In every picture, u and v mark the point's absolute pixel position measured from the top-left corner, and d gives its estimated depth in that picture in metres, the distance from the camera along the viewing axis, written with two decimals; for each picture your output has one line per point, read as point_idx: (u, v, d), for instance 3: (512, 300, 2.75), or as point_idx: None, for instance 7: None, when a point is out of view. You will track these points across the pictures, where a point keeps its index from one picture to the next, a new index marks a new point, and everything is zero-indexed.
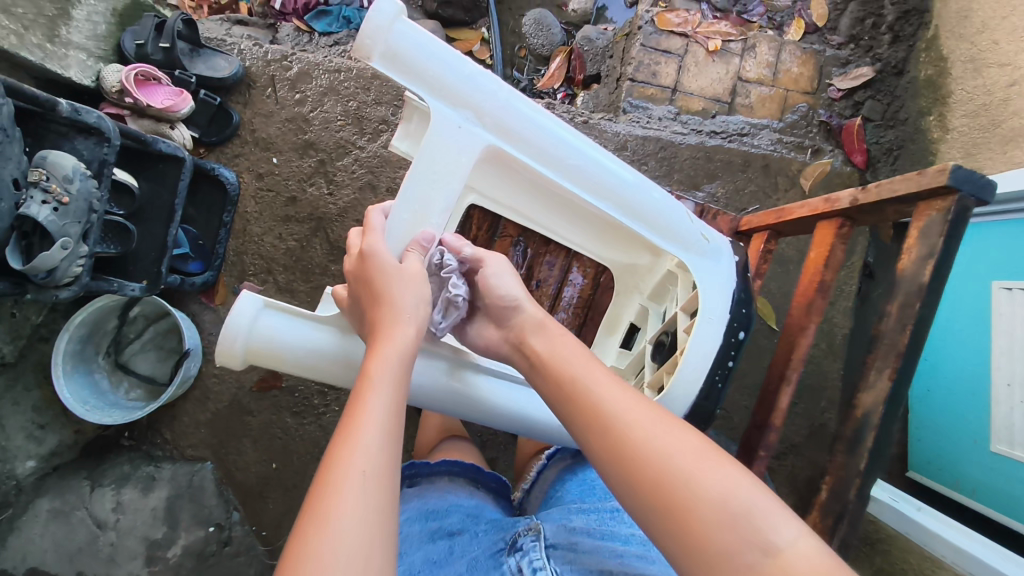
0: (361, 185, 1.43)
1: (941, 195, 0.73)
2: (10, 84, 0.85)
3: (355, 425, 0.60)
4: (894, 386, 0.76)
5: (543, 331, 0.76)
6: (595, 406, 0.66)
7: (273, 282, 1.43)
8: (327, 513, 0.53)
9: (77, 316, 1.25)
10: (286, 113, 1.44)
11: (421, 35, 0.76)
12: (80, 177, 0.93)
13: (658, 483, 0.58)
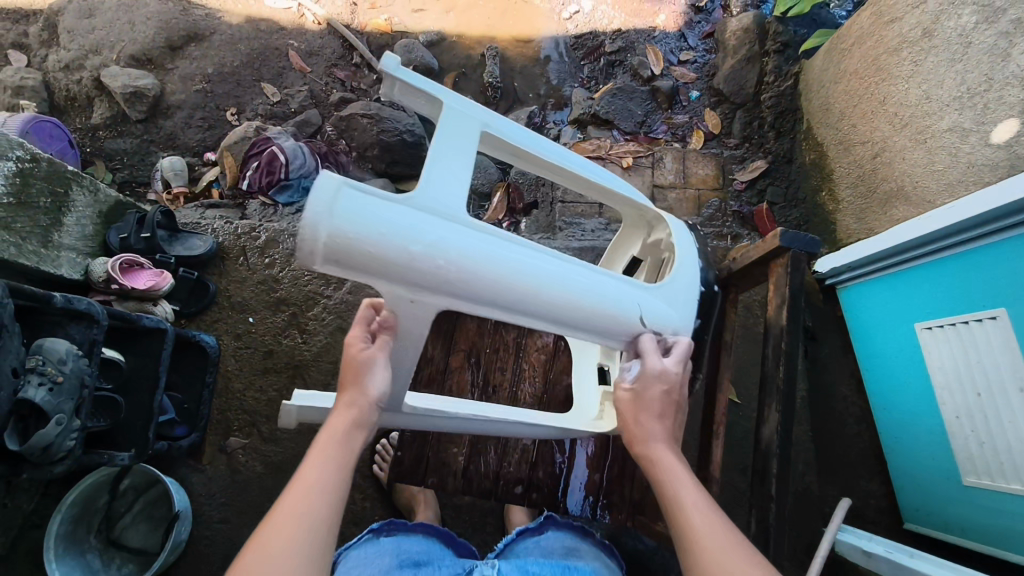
0: (332, 329, 1.57)
1: (780, 255, 0.89)
2: (12, 286, 0.98)
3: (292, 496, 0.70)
4: (783, 418, 0.86)
5: (654, 442, 0.84)
6: (685, 523, 0.73)
7: (257, 433, 1.50)
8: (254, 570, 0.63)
9: (68, 497, 1.30)
10: (257, 277, 1.60)
11: (364, 207, 0.70)
12: (72, 357, 1.03)
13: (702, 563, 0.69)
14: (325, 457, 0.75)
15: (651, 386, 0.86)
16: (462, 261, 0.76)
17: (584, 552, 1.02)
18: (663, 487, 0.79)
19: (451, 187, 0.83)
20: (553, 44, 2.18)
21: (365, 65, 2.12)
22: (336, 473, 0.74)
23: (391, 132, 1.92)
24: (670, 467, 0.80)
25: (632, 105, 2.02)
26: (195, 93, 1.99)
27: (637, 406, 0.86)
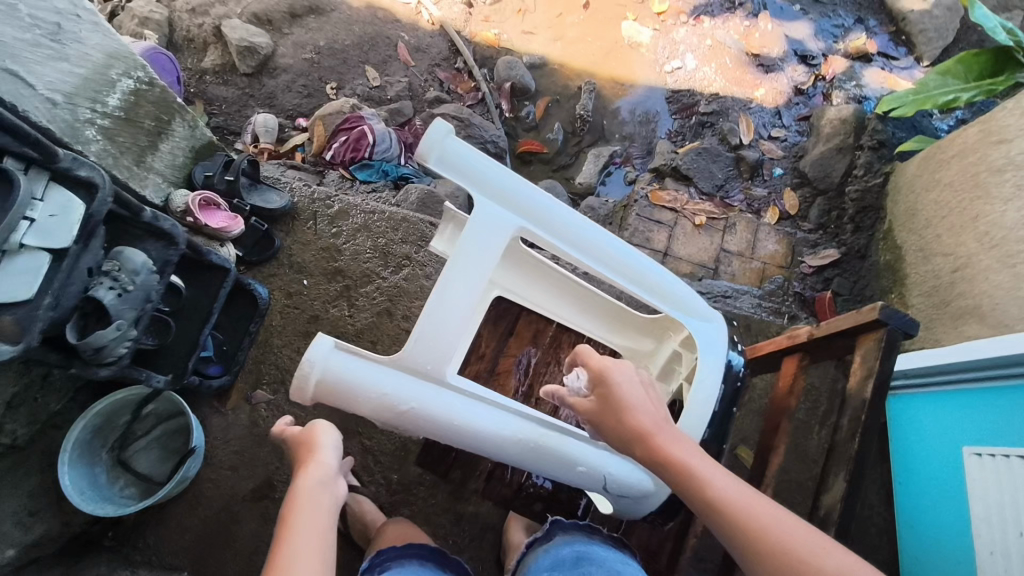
0: (380, 310, 1.58)
1: (873, 327, 0.88)
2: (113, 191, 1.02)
3: (290, 527, 0.80)
4: (849, 487, 0.88)
5: (664, 445, 0.82)
6: (745, 528, 0.73)
7: (283, 393, 1.52)
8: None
9: (95, 406, 1.33)
10: (322, 243, 1.62)
11: (346, 359, 0.83)
12: (146, 269, 1.06)
13: (749, 527, 0.73)
14: (313, 500, 0.85)
15: (628, 389, 0.86)
16: (432, 412, 0.87)
17: (594, 550, 1.02)
18: (701, 496, 0.77)
19: (446, 334, 0.87)
20: (650, 93, 2.21)
21: (466, 72, 2.18)
22: (323, 505, 0.85)
23: (476, 139, 1.99)
24: (696, 466, 0.79)
25: (714, 168, 2.03)
26: (302, 61, 2.06)
27: (634, 411, 0.84)
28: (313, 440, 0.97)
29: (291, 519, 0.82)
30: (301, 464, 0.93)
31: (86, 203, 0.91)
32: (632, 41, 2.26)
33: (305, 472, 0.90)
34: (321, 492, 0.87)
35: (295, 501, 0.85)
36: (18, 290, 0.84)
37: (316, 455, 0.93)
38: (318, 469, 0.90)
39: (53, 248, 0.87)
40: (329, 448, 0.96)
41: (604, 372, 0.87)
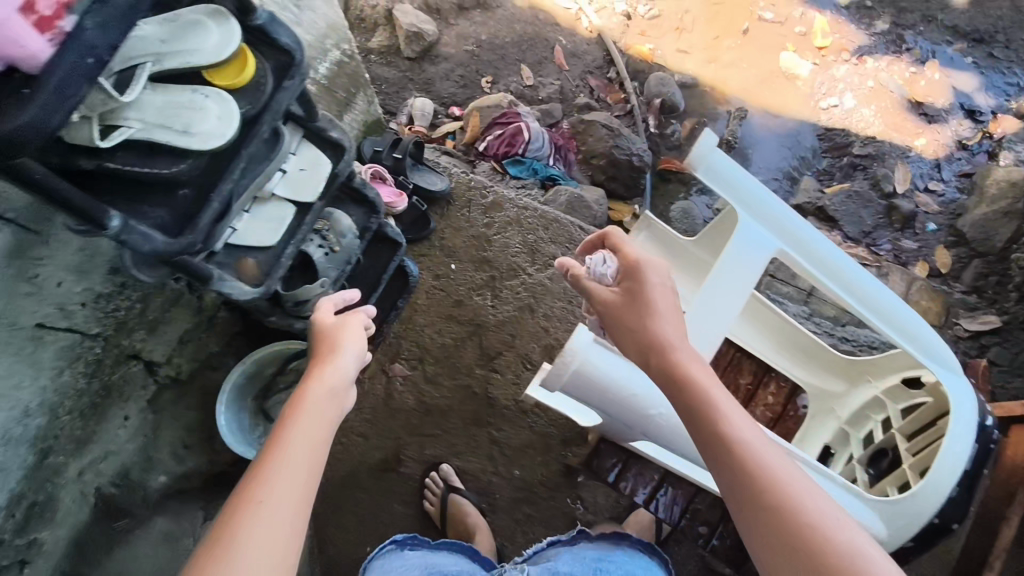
0: (522, 304, 1.60)
1: None
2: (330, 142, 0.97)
3: (281, 437, 0.74)
4: None
5: (679, 358, 0.82)
6: (747, 453, 0.73)
7: (421, 371, 1.54)
8: (260, 489, 0.68)
9: (256, 354, 1.38)
10: (473, 231, 1.65)
11: (604, 351, 1.02)
12: (353, 235, 1.09)
13: (751, 472, 0.72)
14: (314, 407, 0.79)
15: (659, 297, 0.87)
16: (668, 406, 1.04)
17: (622, 557, 1.07)
18: (706, 412, 0.77)
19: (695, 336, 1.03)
20: (801, 127, 2.14)
21: (617, 83, 2.18)
22: (321, 413, 0.79)
23: (623, 150, 1.97)
24: (708, 385, 0.80)
25: (864, 214, 1.96)
26: (464, 53, 2.11)
27: (660, 319, 0.85)
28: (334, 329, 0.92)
29: (286, 429, 0.75)
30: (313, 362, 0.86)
31: (332, 161, 0.93)
32: (789, 72, 2.20)
33: (310, 379, 0.83)
34: (321, 400, 0.80)
35: (298, 409, 0.78)
36: (263, 235, 0.89)
37: (334, 355, 0.87)
38: (329, 373, 0.84)
39: (299, 201, 0.91)
40: (348, 351, 0.88)
41: (642, 272, 0.88)
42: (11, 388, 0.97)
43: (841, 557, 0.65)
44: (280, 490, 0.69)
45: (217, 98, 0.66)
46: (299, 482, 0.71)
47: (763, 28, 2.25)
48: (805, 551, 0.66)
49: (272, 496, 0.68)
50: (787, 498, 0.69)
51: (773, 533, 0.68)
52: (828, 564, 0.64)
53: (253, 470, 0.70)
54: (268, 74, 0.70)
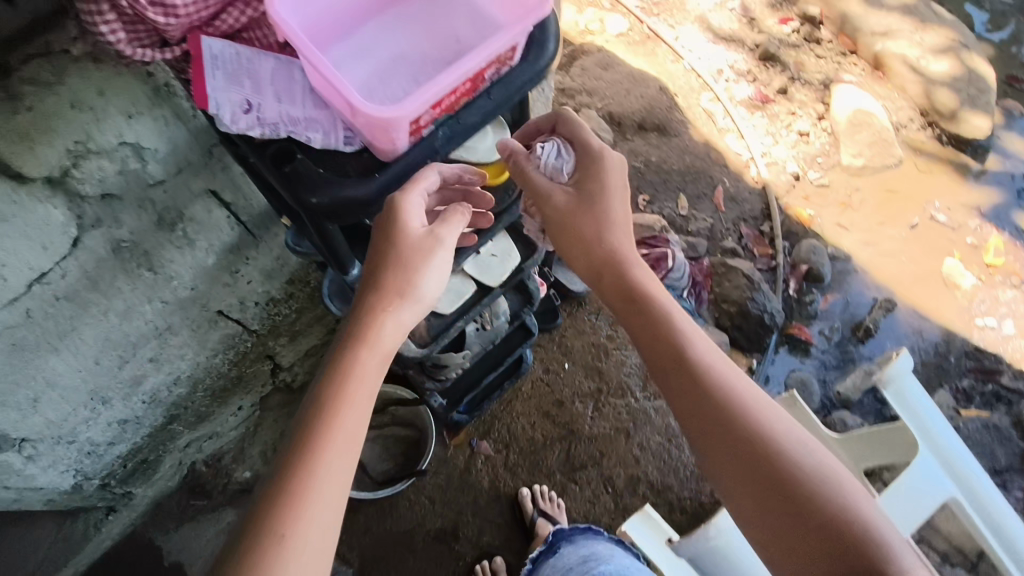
0: (619, 426, 1.57)
1: None
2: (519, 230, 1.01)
3: (315, 437, 0.63)
4: None
5: (640, 279, 0.81)
6: (706, 381, 0.75)
7: (504, 456, 1.54)
8: (281, 516, 0.59)
9: None
10: (593, 339, 1.63)
11: None
12: (504, 318, 1.14)
13: (716, 416, 0.73)
14: (365, 377, 0.68)
15: (613, 197, 0.81)
16: None
17: (603, 547, 1.09)
18: (669, 341, 0.78)
19: None
20: (951, 339, 1.96)
21: (768, 238, 2.03)
22: (362, 397, 0.67)
23: (757, 305, 1.89)
24: (664, 306, 0.80)
25: (999, 450, 1.83)
26: (630, 166, 2.06)
27: (614, 232, 0.81)
28: (410, 238, 0.70)
29: (321, 426, 0.64)
30: (367, 304, 0.70)
31: (521, 255, 0.99)
32: (951, 280, 2.02)
33: (358, 343, 0.68)
34: (364, 379, 0.67)
35: (340, 396, 0.66)
36: (440, 301, 0.96)
37: (394, 300, 0.70)
38: (382, 340, 0.70)
39: (483, 283, 0.97)
40: (411, 302, 0.71)
41: (599, 169, 0.81)
42: (177, 357, 1.06)
43: (793, 473, 0.69)
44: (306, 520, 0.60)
45: (472, 192, 0.76)
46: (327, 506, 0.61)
47: (933, 228, 2.08)
48: (763, 468, 0.70)
49: (296, 532, 0.59)
50: (745, 423, 0.72)
51: (731, 457, 0.71)
52: (779, 480, 0.69)
53: (279, 482, 0.61)
54: (517, 182, 0.79)
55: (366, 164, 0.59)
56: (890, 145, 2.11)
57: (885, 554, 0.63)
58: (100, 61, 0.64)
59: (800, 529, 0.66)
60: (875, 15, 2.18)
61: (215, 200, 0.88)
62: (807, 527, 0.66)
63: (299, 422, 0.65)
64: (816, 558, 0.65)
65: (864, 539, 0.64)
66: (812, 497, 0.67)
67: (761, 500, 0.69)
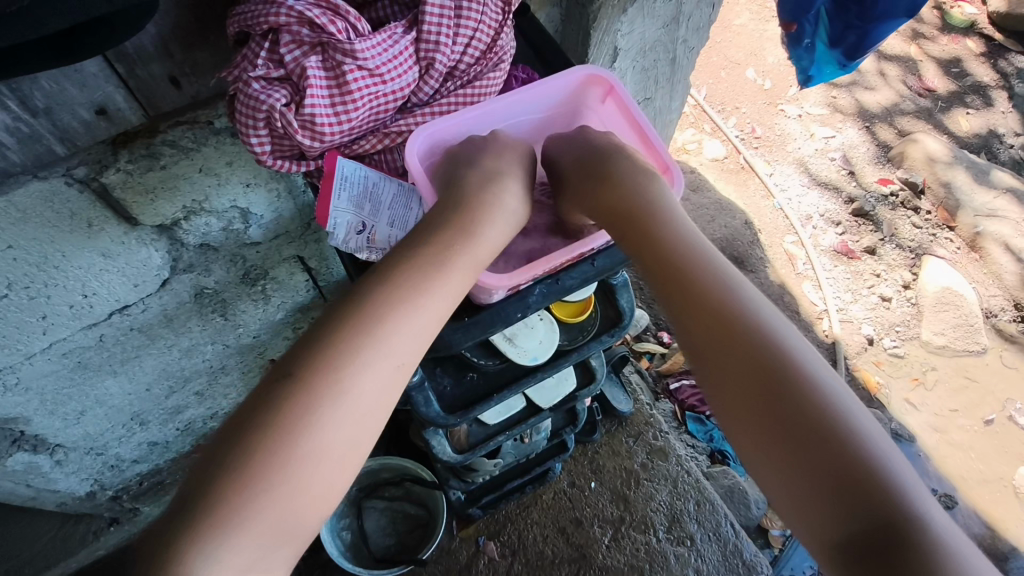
0: (635, 564, 1.42)
1: None
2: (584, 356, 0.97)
3: (284, 437, 0.46)
4: None
5: (648, 201, 0.61)
6: (734, 305, 0.55)
7: (508, 564, 1.43)
8: (208, 540, 0.43)
9: (386, 458, 1.39)
10: (626, 463, 1.54)
11: None
12: (543, 435, 1.11)
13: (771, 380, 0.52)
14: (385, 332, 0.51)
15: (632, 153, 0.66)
16: None
17: None
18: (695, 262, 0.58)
19: None
20: None
21: None
22: (360, 401, 0.50)
23: None
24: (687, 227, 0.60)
25: None
26: None
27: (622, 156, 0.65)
28: (470, 230, 0.57)
29: (292, 425, 0.47)
30: (394, 284, 0.53)
31: (578, 381, 0.95)
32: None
33: (373, 329, 0.51)
34: (372, 373, 0.50)
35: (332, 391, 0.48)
36: (486, 412, 0.93)
37: (431, 279, 0.54)
38: (403, 337, 0.52)
39: (536, 403, 0.93)
40: (452, 286, 0.54)
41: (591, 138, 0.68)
42: (221, 394, 1.08)
43: (834, 425, 0.49)
44: (242, 551, 0.43)
45: (547, 324, 0.75)
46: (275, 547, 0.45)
47: (1011, 431, 1.85)
48: (797, 416, 0.50)
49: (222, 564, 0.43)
50: (786, 360, 0.52)
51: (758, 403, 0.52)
52: (816, 431, 0.49)
53: (221, 486, 0.44)
54: (597, 322, 0.77)
55: (461, 305, 0.59)
56: (976, 332, 1.97)
57: (937, 546, 0.44)
58: (235, 137, 0.68)
59: (831, 503, 0.47)
60: (981, 196, 2.12)
61: (299, 266, 0.91)
62: (838, 499, 0.47)
63: (259, 405, 0.48)
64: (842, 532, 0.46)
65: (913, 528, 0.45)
66: (851, 457, 0.47)
67: (786, 458, 0.50)
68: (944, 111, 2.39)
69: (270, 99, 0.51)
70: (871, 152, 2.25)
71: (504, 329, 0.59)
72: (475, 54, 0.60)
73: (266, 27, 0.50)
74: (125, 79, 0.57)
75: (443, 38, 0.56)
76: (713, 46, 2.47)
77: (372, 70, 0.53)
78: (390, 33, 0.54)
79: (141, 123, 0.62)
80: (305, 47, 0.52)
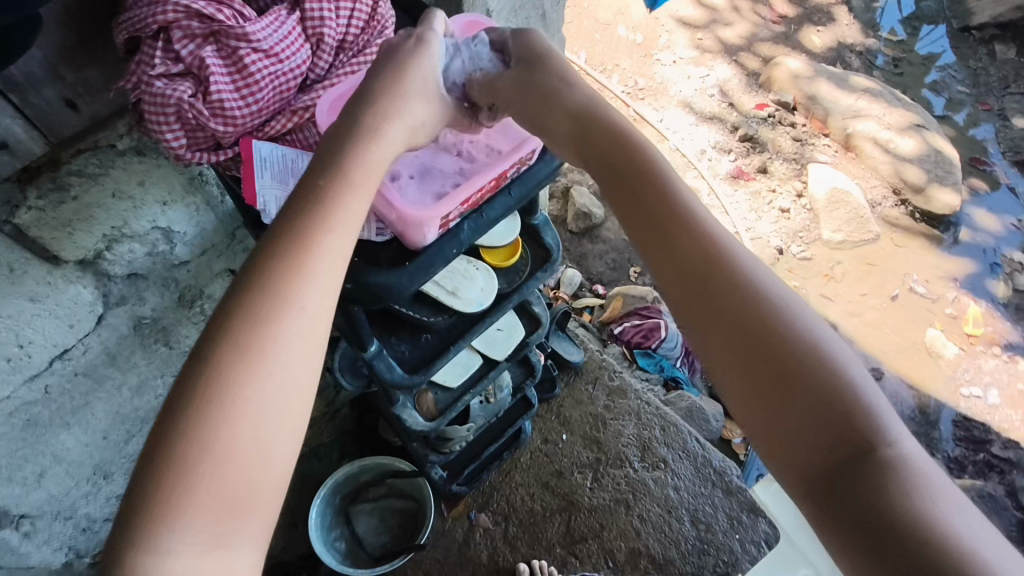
0: (619, 497, 1.50)
1: None
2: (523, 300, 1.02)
3: (213, 408, 0.43)
4: None
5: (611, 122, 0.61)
6: (692, 226, 0.54)
7: (502, 529, 1.48)
8: (152, 531, 0.39)
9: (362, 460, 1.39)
10: (590, 409, 1.62)
11: None
12: (507, 391, 1.17)
13: (738, 299, 0.50)
14: (291, 278, 0.48)
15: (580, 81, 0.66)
16: None
17: None
18: (632, 163, 0.58)
19: None
20: (939, 408, 1.87)
21: None
22: (290, 355, 0.46)
23: None
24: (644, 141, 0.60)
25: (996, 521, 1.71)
26: (622, 240, 2.12)
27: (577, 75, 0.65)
28: (361, 152, 0.55)
29: (217, 388, 0.43)
30: (292, 230, 0.49)
31: (526, 329, 1.00)
32: (933, 350, 1.98)
33: (278, 281, 0.47)
34: (288, 326, 0.46)
35: (266, 356, 0.45)
36: (448, 376, 0.97)
37: (326, 217, 0.50)
38: (315, 280, 0.49)
39: (489, 356, 0.98)
40: (348, 220, 0.52)
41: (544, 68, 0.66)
42: None
43: (795, 345, 0.47)
44: (195, 532, 0.40)
45: (484, 273, 0.79)
46: (237, 523, 0.42)
47: (913, 301, 2.07)
48: (753, 340, 0.48)
49: (177, 548, 0.39)
50: (743, 284, 0.50)
51: (714, 336, 0.50)
52: (780, 354, 0.47)
53: (153, 478, 0.41)
54: (529, 262, 0.82)
55: (398, 252, 0.63)
56: (867, 221, 2.16)
57: (908, 468, 0.41)
58: (142, 156, 0.71)
59: (792, 423, 0.45)
60: (845, 99, 2.32)
61: (233, 279, 0.93)
62: (804, 415, 0.45)
63: (177, 387, 0.44)
64: (821, 460, 0.43)
65: (885, 438, 0.42)
66: (820, 379, 0.45)
67: (745, 365, 0.48)
68: (797, 33, 2.60)
69: (175, 94, 0.55)
70: (743, 82, 2.43)
71: (443, 267, 0.63)
72: (360, 23, 0.64)
73: (156, 26, 0.54)
74: (21, 109, 0.60)
75: (325, 12, 0.60)
76: (583, 11, 2.56)
77: (266, 51, 0.57)
78: (275, 15, 0.58)
79: (43, 155, 0.64)
80: (197, 39, 0.55)
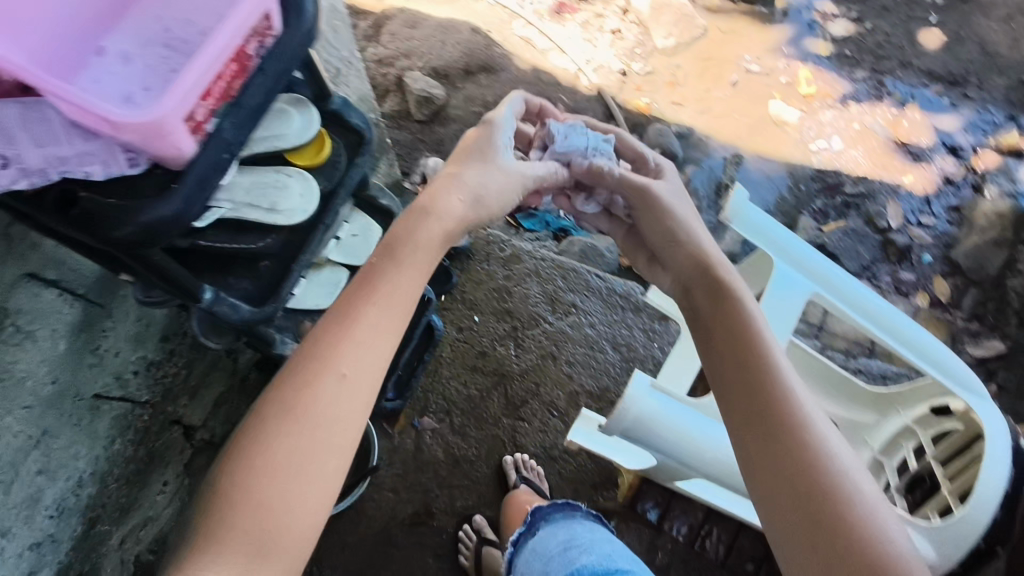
0: (544, 353, 1.56)
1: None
2: (366, 197, 0.96)
3: (266, 459, 0.56)
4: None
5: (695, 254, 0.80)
6: (738, 324, 0.69)
7: (448, 423, 1.50)
8: (210, 548, 0.52)
9: None
10: (493, 284, 1.62)
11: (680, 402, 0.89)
12: None
13: (748, 375, 0.64)
14: (340, 368, 0.60)
15: None
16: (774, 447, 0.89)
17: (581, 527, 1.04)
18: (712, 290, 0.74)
19: None
20: (792, 171, 2.01)
21: None
22: (333, 420, 0.59)
23: None
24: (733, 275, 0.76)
25: (862, 249, 1.90)
26: None
27: None
28: (392, 259, 0.69)
29: (274, 446, 0.56)
30: (332, 329, 0.62)
31: (382, 226, 0.97)
32: (779, 119, 2.09)
33: (319, 361, 0.61)
34: (331, 396, 0.59)
35: (306, 424, 0.58)
36: (319, 299, 0.93)
37: (356, 317, 0.64)
38: (353, 359, 0.61)
39: (352, 265, 0.95)
40: (379, 321, 0.65)
41: None
42: (70, 458, 0.94)
43: (783, 412, 0.60)
44: (234, 552, 0.52)
45: (299, 177, 0.72)
46: (266, 555, 0.53)
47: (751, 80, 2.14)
48: (753, 403, 0.62)
49: (222, 563, 0.51)
50: (754, 362, 0.65)
51: (725, 395, 0.65)
52: (769, 417, 0.61)
53: (221, 506, 0.54)
54: (342, 152, 0.77)
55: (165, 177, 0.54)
56: (692, 19, 2.18)
57: (861, 524, 0.53)
58: None
59: (777, 474, 0.58)
60: None
61: (36, 283, 0.84)
62: (782, 468, 0.58)
63: (243, 439, 0.57)
64: (789, 508, 0.56)
65: (850, 495, 0.55)
66: (795, 443, 0.58)
67: (745, 423, 0.62)
68: None
69: None
70: None
71: (211, 178, 0.55)
72: None
73: None
74: None
75: None
76: None
77: None
78: None
79: None
80: None
